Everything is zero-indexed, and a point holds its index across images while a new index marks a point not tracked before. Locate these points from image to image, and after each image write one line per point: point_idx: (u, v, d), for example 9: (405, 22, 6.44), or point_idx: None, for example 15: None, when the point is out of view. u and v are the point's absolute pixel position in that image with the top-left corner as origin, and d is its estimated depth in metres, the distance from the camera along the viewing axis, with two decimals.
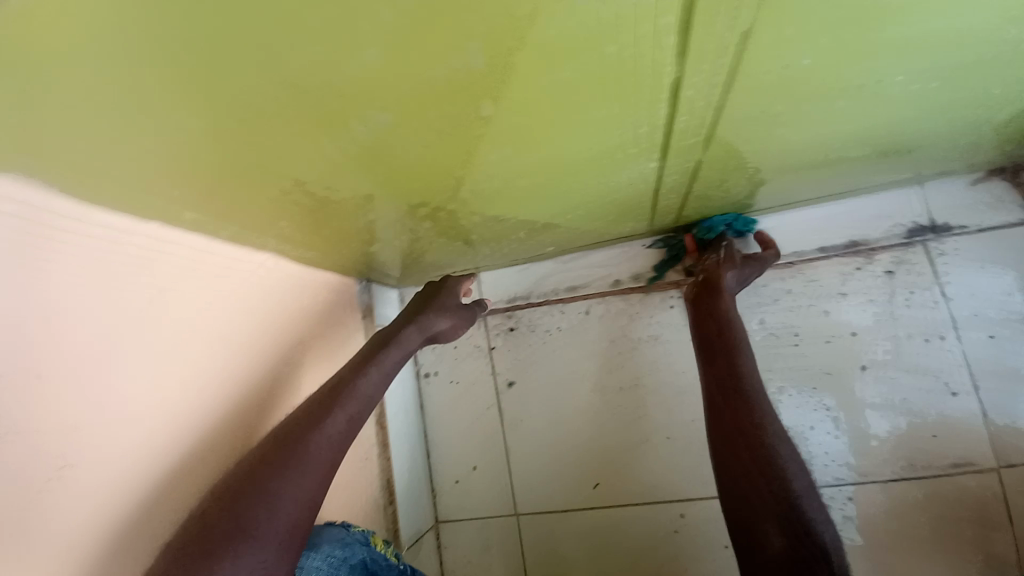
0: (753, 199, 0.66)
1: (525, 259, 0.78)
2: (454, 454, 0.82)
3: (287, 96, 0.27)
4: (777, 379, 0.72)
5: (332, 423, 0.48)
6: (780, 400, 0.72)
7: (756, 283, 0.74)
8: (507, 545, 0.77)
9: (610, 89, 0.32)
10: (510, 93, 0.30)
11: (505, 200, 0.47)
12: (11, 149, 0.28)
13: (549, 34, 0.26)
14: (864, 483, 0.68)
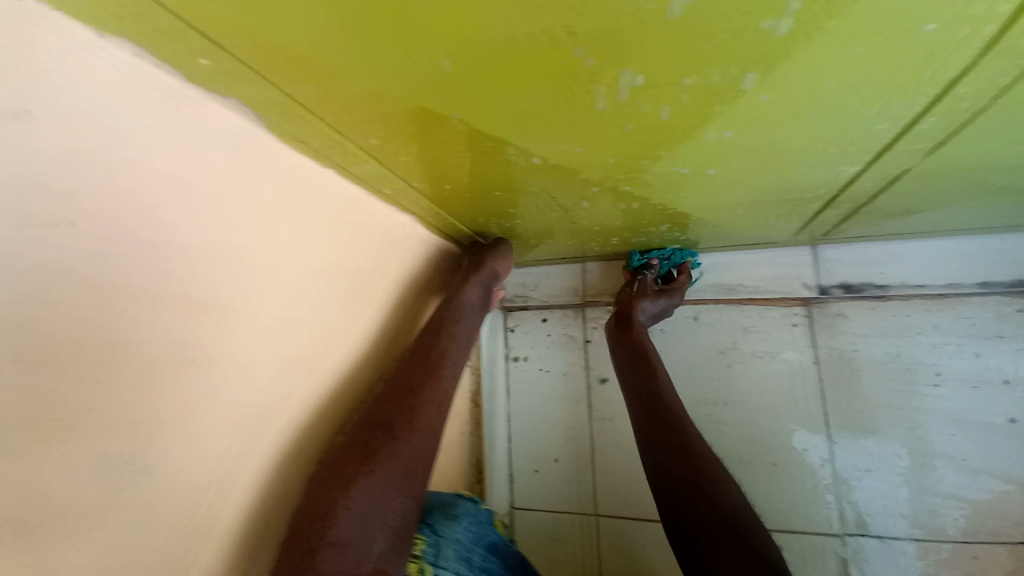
0: (920, 221, 0.59)
1: (639, 254, 0.75)
2: (536, 443, 0.81)
3: (552, 49, 0.26)
4: (905, 418, 0.66)
5: (423, 411, 0.46)
6: (907, 441, 0.66)
7: (896, 312, 0.66)
8: (582, 543, 0.76)
9: (883, 75, 0.28)
10: (780, 67, 0.27)
11: (678, 189, 0.44)
12: (267, 68, 0.28)
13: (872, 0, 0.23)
14: (997, 548, 0.61)
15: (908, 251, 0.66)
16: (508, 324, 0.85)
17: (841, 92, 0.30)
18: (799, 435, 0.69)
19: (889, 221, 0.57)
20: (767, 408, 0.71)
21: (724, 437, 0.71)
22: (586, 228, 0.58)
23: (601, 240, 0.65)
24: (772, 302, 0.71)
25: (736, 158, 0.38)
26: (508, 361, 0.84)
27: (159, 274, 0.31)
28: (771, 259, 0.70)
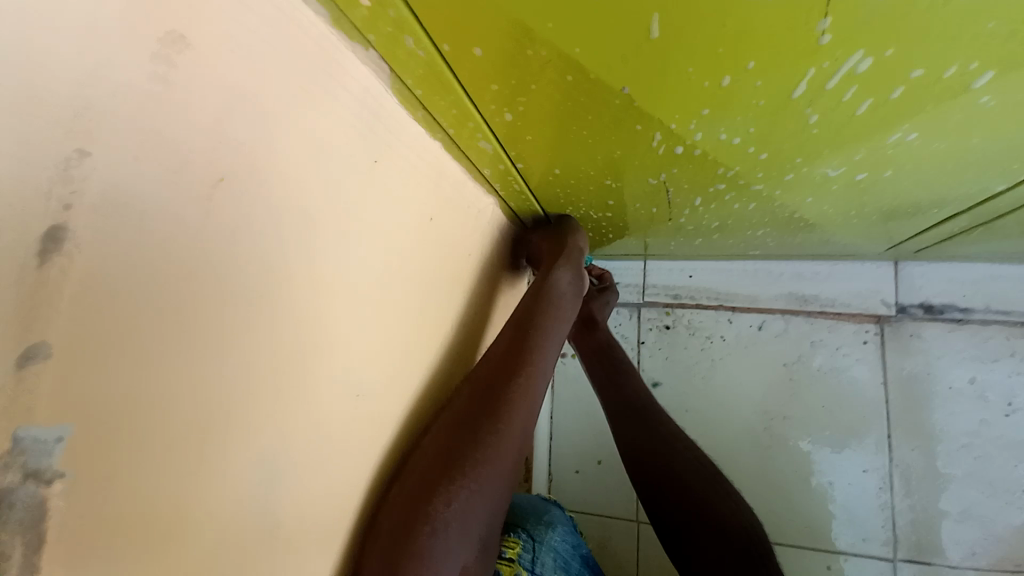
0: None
1: (707, 257, 0.71)
2: (580, 443, 0.78)
3: (793, 15, 0.21)
4: (972, 447, 0.62)
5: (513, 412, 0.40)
6: (971, 471, 0.62)
7: (975, 335, 0.63)
8: (621, 549, 0.73)
9: None
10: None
11: (812, 191, 0.40)
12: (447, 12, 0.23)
13: None
14: None
15: (996, 275, 0.63)
16: None
17: None
18: (862, 456, 0.65)
19: (997, 242, 0.54)
20: (830, 425, 0.67)
21: (781, 453, 0.68)
22: (679, 229, 0.55)
23: (681, 239, 0.59)
24: (847, 317, 0.68)
25: (899, 164, 0.35)
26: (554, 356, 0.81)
27: (303, 252, 0.26)
28: (850, 275, 0.68)
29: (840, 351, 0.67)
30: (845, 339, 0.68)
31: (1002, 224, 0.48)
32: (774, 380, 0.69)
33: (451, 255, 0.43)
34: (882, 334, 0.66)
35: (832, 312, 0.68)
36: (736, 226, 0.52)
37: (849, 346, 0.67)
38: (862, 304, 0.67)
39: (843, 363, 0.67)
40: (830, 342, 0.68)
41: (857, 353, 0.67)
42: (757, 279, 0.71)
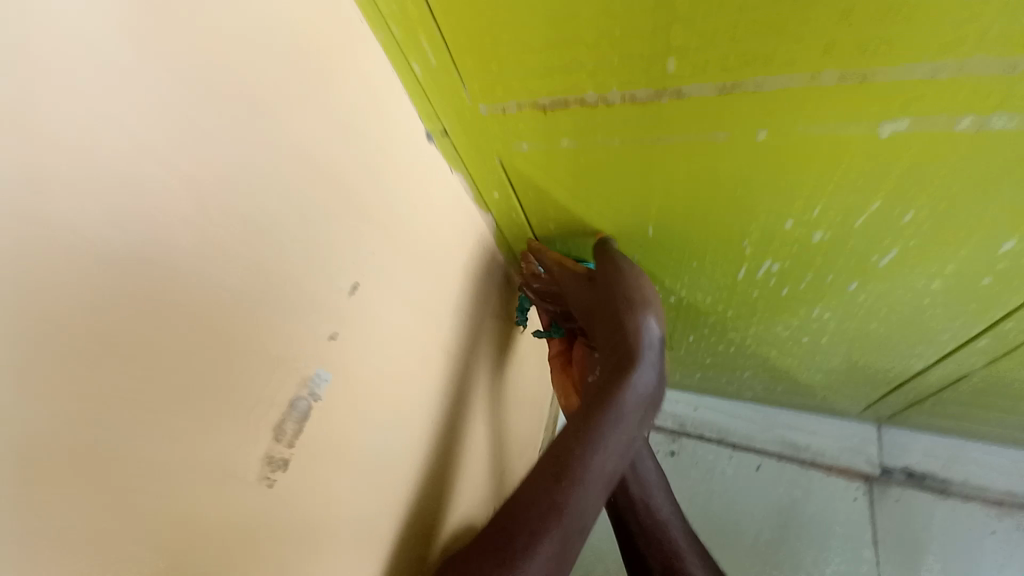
0: (987, 428, 0.65)
1: (709, 394, 0.83)
2: None
3: (728, 236, 0.40)
4: None
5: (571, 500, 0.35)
6: None
7: (953, 506, 0.70)
8: None
9: (949, 299, 0.41)
10: (873, 276, 0.40)
11: (774, 343, 0.55)
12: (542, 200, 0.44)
13: (943, 253, 0.36)
14: None
15: (970, 453, 0.71)
16: None
17: (921, 303, 0.42)
18: None
19: (955, 418, 0.64)
20: None
21: None
22: (678, 361, 0.69)
23: (684, 369, 0.73)
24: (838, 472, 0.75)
25: (830, 333, 0.50)
26: None
27: (435, 318, 0.42)
28: (837, 433, 0.76)
29: (833, 504, 0.73)
30: (837, 493, 0.74)
31: (950, 401, 0.59)
32: (773, 525, 0.74)
33: (508, 342, 0.58)
34: (870, 492, 0.73)
35: (824, 464, 0.76)
36: (725, 366, 0.66)
37: (841, 501, 0.73)
38: (851, 461, 0.75)
39: (837, 517, 0.72)
40: (824, 495, 0.74)
41: (848, 509, 0.73)
42: (754, 422, 0.81)
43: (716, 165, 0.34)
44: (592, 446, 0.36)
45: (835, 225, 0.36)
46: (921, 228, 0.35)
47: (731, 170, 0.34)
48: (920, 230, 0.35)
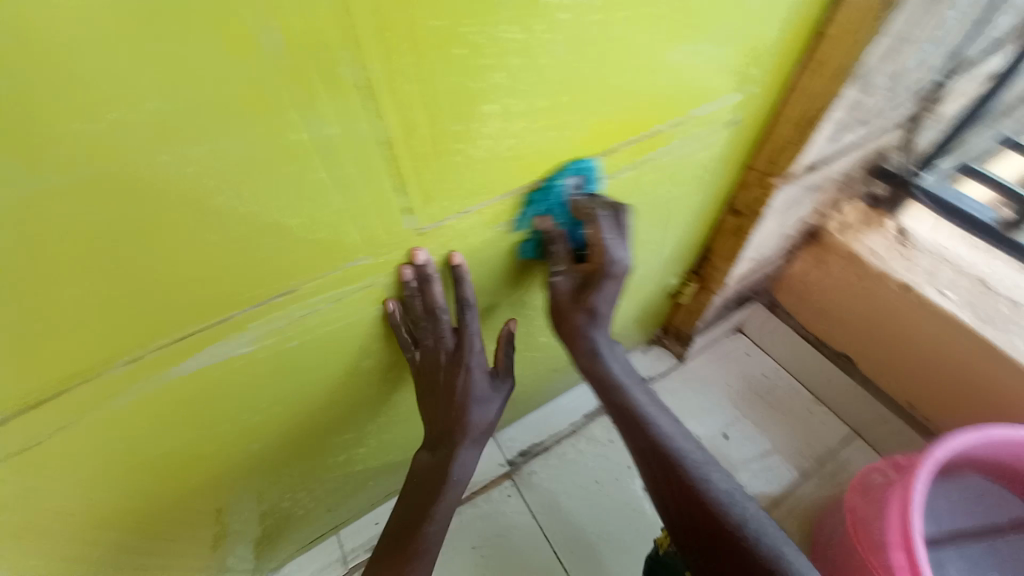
0: (530, 398, 0.95)
1: (382, 504, 0.89)
2: None
3: (197, 452, 0.48)
4: (605, 527, 0.94)
5: (462, 459, 0.57)
6: (611, 537, 0.93)
7: (558, 452, 1.01)
8: None
9: (396, 384, 0.61)
10: (340, 403, 0.57)
11: (349, 454, 0.68)
12: None
13: (358, 377, 0.55)
14: None
15: (541, 415, 1.04)
16: None
17: (388, 391, 0.61)
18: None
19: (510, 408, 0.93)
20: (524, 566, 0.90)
21: None
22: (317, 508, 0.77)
23: (330, 509, 0.80)
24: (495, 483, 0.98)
25: (376, 428, 0.66)
26: None
27: None
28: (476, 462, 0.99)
29: (499, 510, 0.95)
30: (498, 499, 0.96)
31: None
32: (476, 563, 0.90)
33: None
34: (514, 482, 0.98)
35: (482, 487, 0.97)
36: (351, 486, 0.77)
37: (502, 503, 0.96)
38: (493, 472, 0.98)
39: (506, 517, 0.94)
40: (492, 508, 0.95)
41: (509, 504, 0.96)
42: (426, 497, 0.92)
43: (95, 445, 0.40)
44: (475, 415, 0.56)
45: (267, 408, 0.49)
46: (319, 380, 0.51)
47: (117, 440, 0.41)
48: (320, 380, 0.51)
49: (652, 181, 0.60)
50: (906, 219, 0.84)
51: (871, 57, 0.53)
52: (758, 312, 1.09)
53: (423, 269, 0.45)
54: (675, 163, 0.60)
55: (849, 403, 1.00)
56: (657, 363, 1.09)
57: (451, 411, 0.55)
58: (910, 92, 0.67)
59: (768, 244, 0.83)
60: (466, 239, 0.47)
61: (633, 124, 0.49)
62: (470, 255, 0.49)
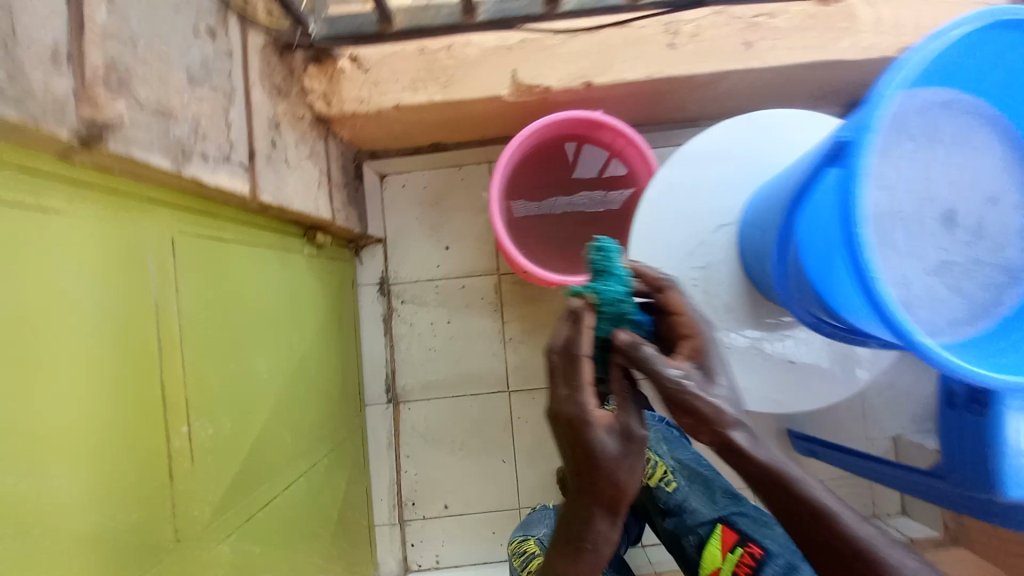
0: (352, 372, 1.28)
1: (374, 490, 1.34)
2: (480, 542, 1.37)
3: None
4: (456, 355, 1.39)
5: (607, 501, 0.62)
6: (464, 355, 1.39)
7: (400, 361, 1.38)
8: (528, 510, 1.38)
9: (284, 519, 0.88)
10: (276, 563, 0.85)
11: (320, 537, 1.01)
12: None
13: (262, 556, 0.81)
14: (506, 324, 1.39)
15: (371, 361, 1.37)
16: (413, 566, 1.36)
17: (286, 523, 0.89)
18: (463, 402, 1.39)
19: (351, 391, 1.26)
20: (451, 415, 1.38)
21: (468, 435, 1.38)
22: (355, 544, 1.19)
23: (361, 530, 1.23)
24: (397, 414, 1.38)
25: (311, 522, 0.98)
26: (432, 565, 1.35)
27: None
28: (378, 421, 1.36)
29: (415, 417, 1.38)
30: (408, 414, 1.38)
31: (339, 413, 1.17)
32: (435, 443, 1.38)
33: None
34: (405, 400, 1.38)
35: (397, 423, 1.37)
36: (348, 521, 1.16)
37: (411, 413, 1.38)
38: (393, 412, 1.37)
39: (420, 413, 1.38)
40: (411, 420, 1.38)
41: (413, 410, 1.38)
42: (383, 462, 1.36)
43: None
44: (628, 464, 0.61)
45: None
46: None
47: None
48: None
49: (200, 320, 0.72)
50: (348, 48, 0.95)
51: (161, 141, 0.60)
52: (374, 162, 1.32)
53: (634, 342, 0.62)
54: (197, 292, 0.72)
55: (469, 154, 1.33)
56: (376, 259, 1.38)
57: (603, 450, 0.60)
58: (213, 42, 0.70)
59: (307, 177, 0.97)
60: (183, 506, 0.66)
61: (144, 363, 0.62)
62: (197, 499, 0.68)
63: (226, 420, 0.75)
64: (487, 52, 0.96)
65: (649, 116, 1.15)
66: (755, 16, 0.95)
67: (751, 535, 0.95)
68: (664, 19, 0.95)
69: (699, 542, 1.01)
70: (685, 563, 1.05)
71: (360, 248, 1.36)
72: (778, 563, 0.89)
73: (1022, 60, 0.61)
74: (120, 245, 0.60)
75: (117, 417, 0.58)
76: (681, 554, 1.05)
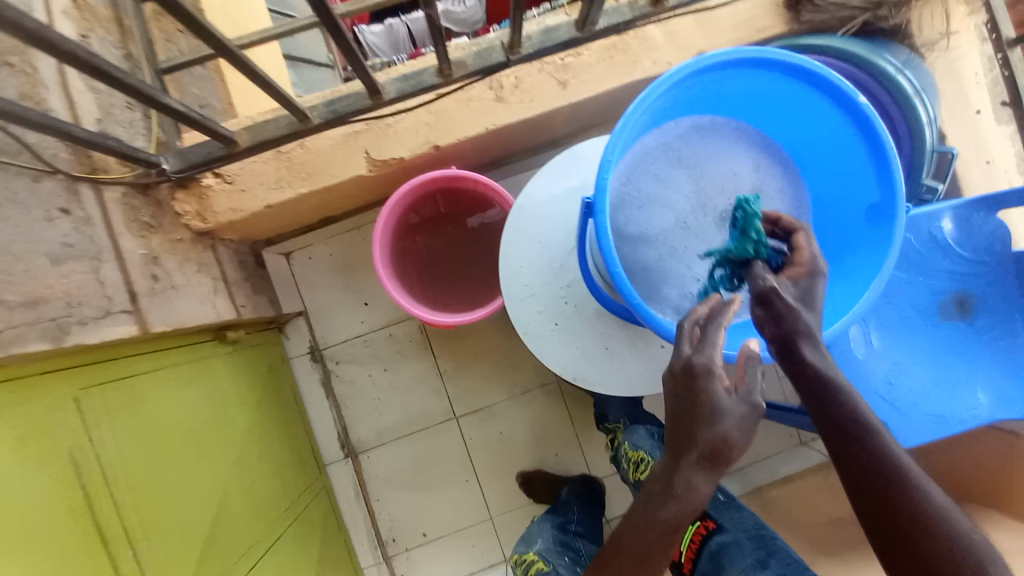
0: (303, 441, 1.38)
1: (353, 538, 1.46)
2: (462, 559, 1.48)
3: None
4: (398, 398, 1.49)
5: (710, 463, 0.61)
6: (405, 396, 1.49)
7: (348, 417, 1.48)
8: (498, 518, 1.49)
9: None
10: None
11: None
12: None
13: None
14: (437, 359, 1.49)
15: (322, 424, 1.47)
16: None
17: None
18: (415, 438, 1.49)
19: (305, 458, 1.36)
20: (407, 453, 1.49)
21: (427, 467, 1.49)
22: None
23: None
24: (357, 465, 1.48)
25: None
26: None
27: None
28: (341, 476, 1.47)
29: (374, 464, 1.48)
30: (367, 462, 1.49)
31: (295, 483, 1.27)
32: (399, 482, 1.49)
33: None
34: (361, 450, 1.48)
35: (359, 472, 1.48)
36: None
37: (370, 461, 1.48)
38: (352, 465, 1.48)
39: (378, 459, 1.49)
40: (370, 467, 1.49)
41: (371, 458, 1.49)
42: (355, 512, 1.47)
43: None
44: (735, 417, 0.60)
45: None
46: None
47: None
48: None
49: (123, 456, 0.81)
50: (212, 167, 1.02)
51: (36, 327, 0.68)
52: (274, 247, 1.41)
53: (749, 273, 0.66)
54: (115, 434, 0.81)
55: (363, 216, 1.42)
56: (301, 330, 1.46)
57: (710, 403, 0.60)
58: (68, 217, 0.79)
59: (200, 291, 1.05)
60: None
61: (79, 513, 0.71)
62: None
63: (171, 532, 0.85)
64: (338, 141, 1.06)
65: (509, 150, 1.26)
66: (562, 59, 1.06)
67: (710, 511, 1.08)
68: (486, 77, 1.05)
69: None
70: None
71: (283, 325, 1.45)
72: (727, 534, 1.04)
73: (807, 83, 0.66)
74: (28, 423, 0.68)
75: (67, 566, 0.67)
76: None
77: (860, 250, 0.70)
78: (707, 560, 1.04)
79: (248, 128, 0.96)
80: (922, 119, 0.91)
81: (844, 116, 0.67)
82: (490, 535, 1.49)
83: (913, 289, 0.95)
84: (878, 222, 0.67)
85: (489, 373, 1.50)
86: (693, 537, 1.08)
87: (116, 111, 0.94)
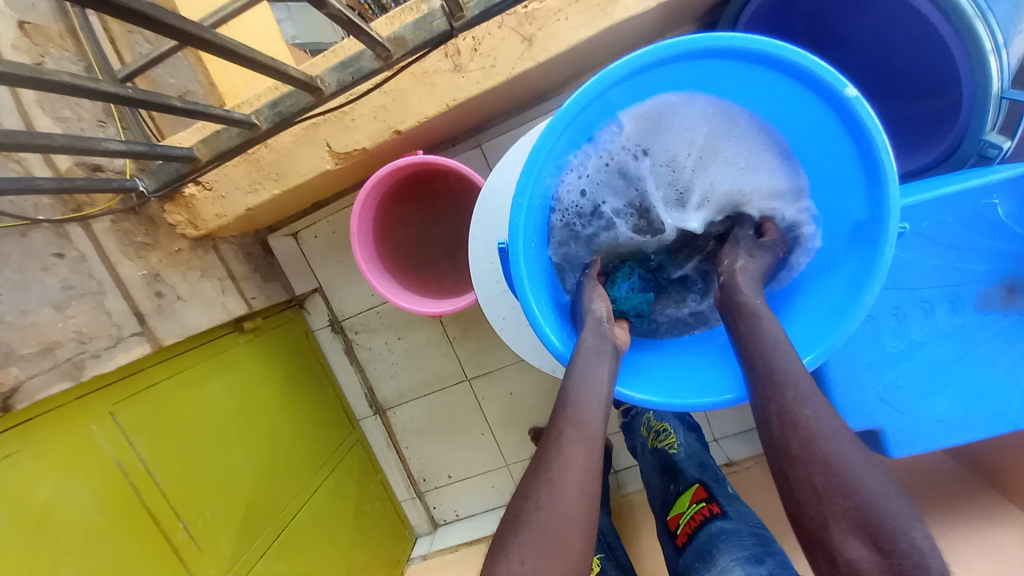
0: (334, 402, 1.56)
1: (388, 478, 1.69)
2: (482, 496, 1.67)
3: None
4: (415, 363, 1.59)
5: (589, 355, 0.69)
6: (420, 362, 1.59)
7: (372, 379, 1.62)
8: (512, 465, 1.63)
9: (294, 543, 1.22)
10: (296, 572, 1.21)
11: (338, 534, 1.37)
12: None
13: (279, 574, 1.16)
14: (446, 326, 1.54)
15: (351, 386, 1.63)
16: (439, 523, 1.72)
17: (297, 545, 1.23)
18: (434, 398, 1.62)
19: (338, 418, 1.54)
20: (428, 410, 1.63)
21: (449, 422, 1.63)
22: (380, 525, 1.55)
23: (382, 512, 1.59)
24: (385, 420, 1.66)
25: (324, 530, 1.33)
26: (452, 519, 1.70)
27: None
28: (373, 429, 1.66)
29: (399, 420, 1.65)
30: (394, 417, 1.65)
31: (330, 443, 1.46)
32: (423, 434, 1.65)
33: None
34: (388, 408, 1.65)
35: (387, 426, 1.66)
36: (366, 512, 1.51)
37: (396, 416, 1.65)
38: (382, 420, 1.65)
39: (402, 414, 1.64)
40: (397, 422, 1.66)
41: (397, 415, 1.65)
42: (388, 457, 1.68)
43: None
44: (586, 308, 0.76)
45: None
46: None
47: None
48: None
49: (161, 455, 0.96)
50: (190, 178, 1.03)
51: (54, 370, 0.81)
52: (279, 231, 1.48)
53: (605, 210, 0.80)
54: (151, 438, 0.95)
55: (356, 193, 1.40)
56: (319, 306, 1.56)
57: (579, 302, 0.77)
58: (64, 260, 0.86)
59: (207, 295, 1.14)
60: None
61: (126, 510, 0.87)
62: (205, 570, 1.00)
63: (214, 506, 1.04)
64: (297, 135, 1.00)
65: (487, 111, 1.12)
66: (525, 6, 0.88)
67: (717, 498, 1.13)
68: (439, 42, 0.90)
69: (675, 494, 1.22)
70: (661, 507, 1.26)
71: (302, 301, 1.55)
72: (729, 521, 1.07)
73: (774, 77, 0.65)
74: (69, 444, 0.81)
75: (117, 551, 0.85)
76: (664, 500, 1.26)
77: (840, 267, 0.70)
78: (703, 537, 1.07)
79: (204, 141, 1.00)
80: (985, 50, 0.77)
81: (828, 110, 0.65)
82: (506, 478, 1.64)
83: (949, 277, 0.81)
84: (864, 233, 0.67)
85: (497, 339, 1.53)
86: (694, 516, 1.12)
87: (88, 130, 0.97)
